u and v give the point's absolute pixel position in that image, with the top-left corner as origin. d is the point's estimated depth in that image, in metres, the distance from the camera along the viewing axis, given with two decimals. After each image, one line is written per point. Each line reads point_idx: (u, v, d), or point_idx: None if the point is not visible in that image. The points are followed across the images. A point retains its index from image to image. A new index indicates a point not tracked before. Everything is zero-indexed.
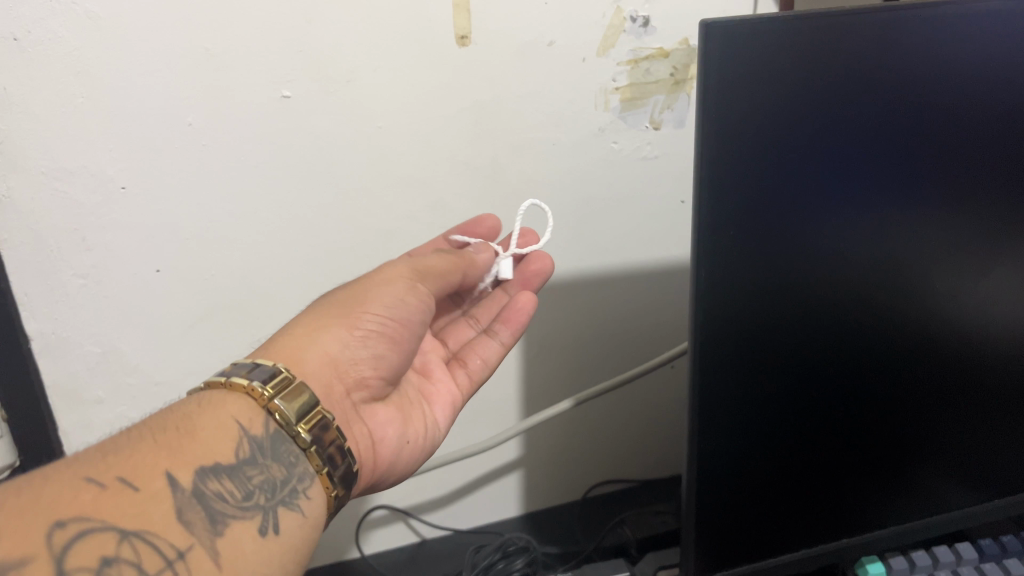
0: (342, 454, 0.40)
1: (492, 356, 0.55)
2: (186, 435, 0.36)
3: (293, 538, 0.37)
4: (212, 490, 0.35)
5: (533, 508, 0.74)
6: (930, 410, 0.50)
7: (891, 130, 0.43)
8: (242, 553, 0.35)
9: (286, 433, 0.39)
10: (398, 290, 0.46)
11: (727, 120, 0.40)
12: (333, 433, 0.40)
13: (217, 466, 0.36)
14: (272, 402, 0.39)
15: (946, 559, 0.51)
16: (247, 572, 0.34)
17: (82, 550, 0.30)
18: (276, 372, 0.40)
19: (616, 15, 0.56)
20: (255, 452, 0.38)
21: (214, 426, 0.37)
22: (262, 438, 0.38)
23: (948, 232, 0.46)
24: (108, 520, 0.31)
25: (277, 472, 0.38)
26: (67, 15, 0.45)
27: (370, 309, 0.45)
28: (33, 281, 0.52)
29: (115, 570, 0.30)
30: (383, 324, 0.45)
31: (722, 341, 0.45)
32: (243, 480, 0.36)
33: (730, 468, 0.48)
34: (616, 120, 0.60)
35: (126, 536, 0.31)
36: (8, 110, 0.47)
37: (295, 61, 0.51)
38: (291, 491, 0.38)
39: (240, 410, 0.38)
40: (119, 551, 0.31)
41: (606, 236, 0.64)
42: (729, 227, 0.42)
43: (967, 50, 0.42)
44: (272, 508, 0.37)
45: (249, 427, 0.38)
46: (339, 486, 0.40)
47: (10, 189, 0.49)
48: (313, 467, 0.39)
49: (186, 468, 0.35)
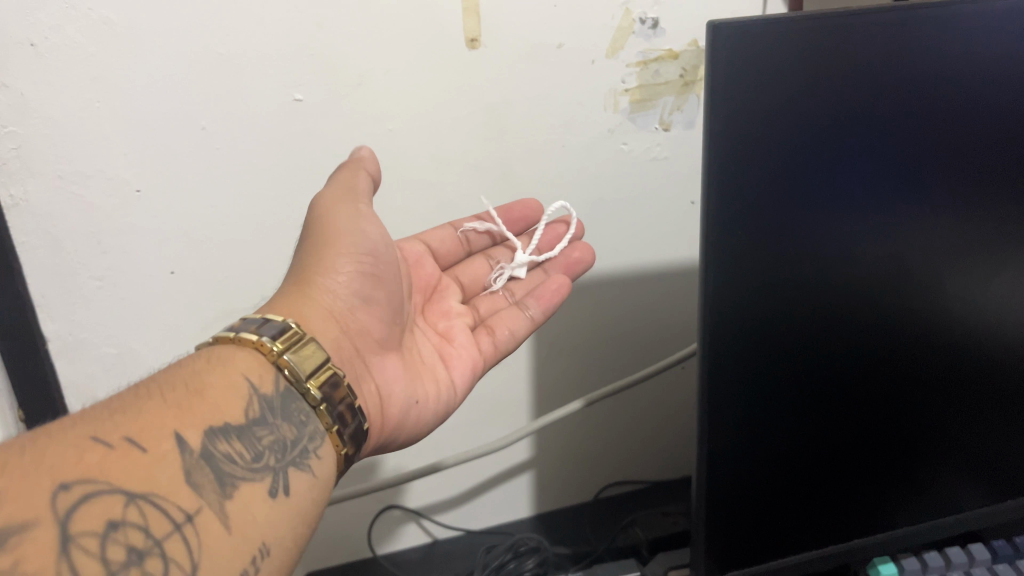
0: (351, 412, 0.41)
1: (520, 329, 0.55)
2: (195, 395, 0.36)
3: (303, 499, 0.37)
4: (222, 450, 0.35)
5: (544, 509, 0.74)
6: (946, 408, 0.50)
7: (902, 131, 0.43)
8: (253, 513, 0.34)
9: (297, 390, 0.40)
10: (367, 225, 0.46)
11: (737, 120, 0.40)
12: (343, 390, 0.41)
13: (226, 426, 0.36)
14: (281, 358, 0.40)
15: (959, 561, 0.50)
16: (260, 533, 0.34)
17: (88, 513, 0.29)
18: (286, 329, 0.41)
19: (624, 16, 0.56)
20: (264, 412, 0.38)
21: (224, 385, 0.38)
22: (273, 395, 0.39)
23: (960, 233, 0.46)
24: (114, 483, 0.30)
25: (286, 433, 0.38)
26: (83, 20, 0.46)
27: (346, 245, 0.45)
28: (51, 283, 0.53)
29: (122, 534, 0.29)
30: (364, 260, 0.46)
31: (733, 340, 0.45)
32: (252, 441, 0.37)
33: (742, 465, 0.48)
34: (625, 121, 0.60)
35: (133, 498, 0.30)
36: (25, 115, 0.47)
37: (307, 65, 0.51)
38: (301, 452, 0.38)
39: (251, 367, 0.39)
40: (126, 514, 0.30)
41: (616, 236, 0.64)
42: (739, 224, 0.42)
43: (979, 51, 0.42)
44: (282, 470, 0.37)
45: (259, 385, 0.39)
46: (348, 443, 0.41)
47: (27, 192, 0.49)
48: (322, 425, 0.40)
49: (195, 428, 0.35)
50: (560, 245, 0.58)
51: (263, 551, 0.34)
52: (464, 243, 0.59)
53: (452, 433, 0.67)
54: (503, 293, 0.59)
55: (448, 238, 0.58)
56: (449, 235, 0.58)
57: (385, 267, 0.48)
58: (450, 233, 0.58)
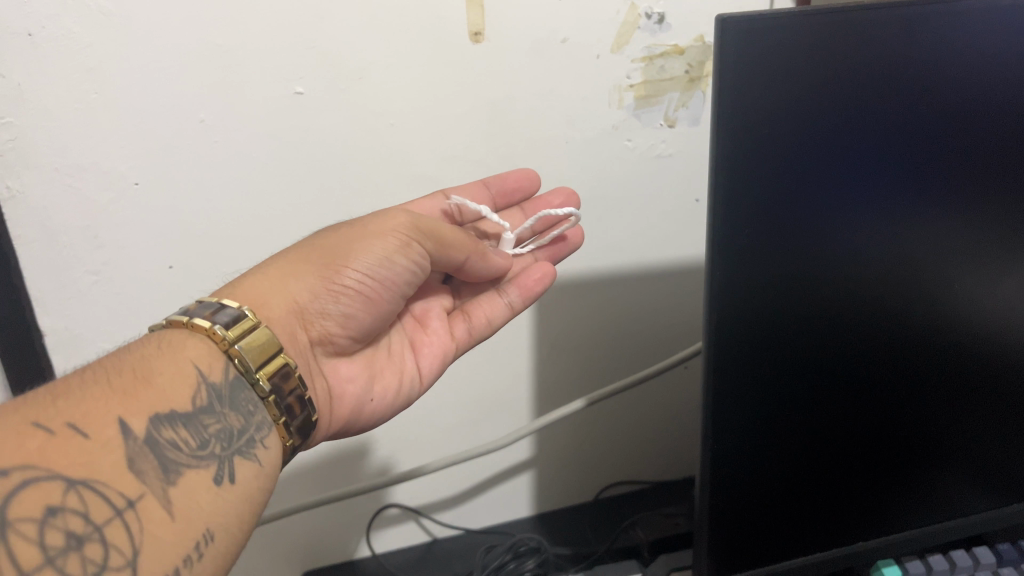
0: (301, 404, 0.41)
1: (498, 318, 0.54)
2: (142, 381, 0.36)
3: (248, 486, 0.37)
4: (167, 438, 0.34)
5: (545, 508, 0.74)
6: (953, 411, 0.49)
7: (913, 129, 0.42)
8: (197, 500, 0.34)
9: (247, 381, 0.39)
10: (384, 254, 0.45)
11: (745, 117, 0.39)
12: (293, 382, 0.41)
13: (172, 414, 0.35)
14: (233, 348, 0.39)
15: (963, 564, 0.50)
16: (203, 519, 0.34)
17: (27, 498, 0.29)
18: (239, 317, 0.40)
19: (630, 11, 0.55)
20: (212, 400, 0.37)
21: (172, 372, 0.37)
22: (221, 385, 0.38)
23: (971, 234, 0.45)
24: (55, 468, 0.30)
25: (234, 422, 0.38)
26: (80, 11, 0.45)
27: (353, 269, 0.44)
28: (46, 277, 0.52)
29: (61, 521, 0.29)
30: (365, 284, 0.45)
31: (738, 339, 0.44)
32: (199, 429, 0.36)
33: (744, 466, 0.47)
34: (629, 118, 0.59)
35: (74, 485, 0.30)
36: (22, 106, 0.47)
37: (308, 56, 0.50)
38: (249, 440, 0.38)
39: (200, 354, 0.38)
40: (66, 501, 0.30)
41: (619, 234, 0.64)
42: (745, 222, 0.41)
43: (992, 47, 0.42)
44: (229, 458, 0.37)
45: (208, 373, 0.38)
46: (295, 436, 0.41)
47: (23, 184, 0.49)
48: (271, 416, 0.40)
49: (140, 415, 0.34)
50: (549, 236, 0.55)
51: (206, 537, 0.34)
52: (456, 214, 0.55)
53: (452, 430, 0.67)
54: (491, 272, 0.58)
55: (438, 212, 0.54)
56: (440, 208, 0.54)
57: (381, 294, 0.46)
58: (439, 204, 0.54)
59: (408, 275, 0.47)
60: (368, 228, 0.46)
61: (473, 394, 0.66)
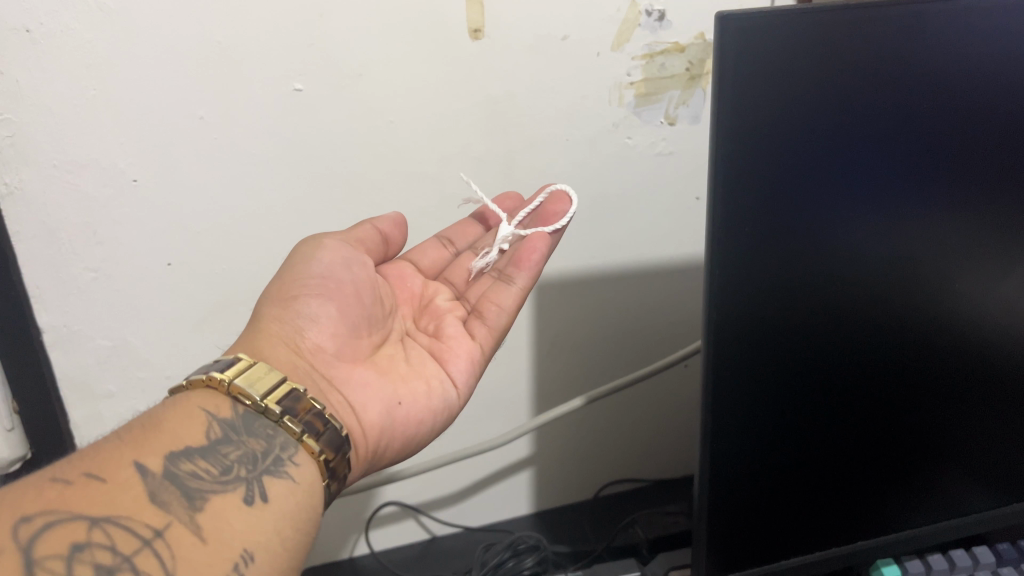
0: (322, 420, 0.40)
1: (508, 301, 0.50)
2: (152, 428, 0.36)
3: (284, 504, 0.36)
4: (186, 470, 0.35)
5: (544, 506, 0.74)
6: (953, 409, 0.49)
7: (913, 126, 0.42)
8: (229, 523, 0.34)
9: (257, 412, 0.39)
10: (325, 249, 0.46)
11: (745, 116, 0.39)
12: (307, 402, 0.40)
13: (188, 449, 0.36)
14: (233, 386, 0.39)
15: (963, 563, 0.51)
16: (238, 541, 0.34)
17: (52, 540, 0.29)
18: (234, 361, 0.41)
19: (630, 9, 0.55)
20: (227, 432, 0.38)
21: (181, 416, 0.37)
22: (233, 418, 0.38)
23: (971, 230, 0.45)
24: (75, 511, 0.31)
25: (255, 445, 0.38)
26: (78, 7, 0.45)
27: (298, 275, 0.45)
28: (45, 274, 0.52)
29: (87, 555, 0.29)
30: (315, 284, 0.45)
31: (737, 338, 0.44)
32: (219, 458, 0.36)
33: (745, 465, 0.47)
34: (630, 115, 0.59)
35: (97, 522, 0.31)
36: (19, 100, 0.46)
37: (307, 54, 0.50)
38: (275, 459, 0.38)
39: (206, 401, 0.39)
40: (91, 537, 0.30)
41: (619, 232, 0.63)
42: (745, 221, 0.41)
43: (995, 45, 0.41)
44: (256, 479, 0.36)
45: (217, 411, 0.38)
46: (327, 449, 0.39)
47: (21, 180, 0.49)
48: (294, 436, 0.39)
49: (155, 454, 0.35)
50: (536, 201, 0.53)
51: (245, 557, 0.33)
52: (448, 243, 0.56)
53: (452, 427, 0.67)
54: (488, 272, 0.53)
55: (428, 248, 0.56)
56: (431, 244, 0.56)
57: (351, 293, 0.47)
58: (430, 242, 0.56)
59: (353, 265, 0.47)
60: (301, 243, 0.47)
61: (473, 392, 0.66)
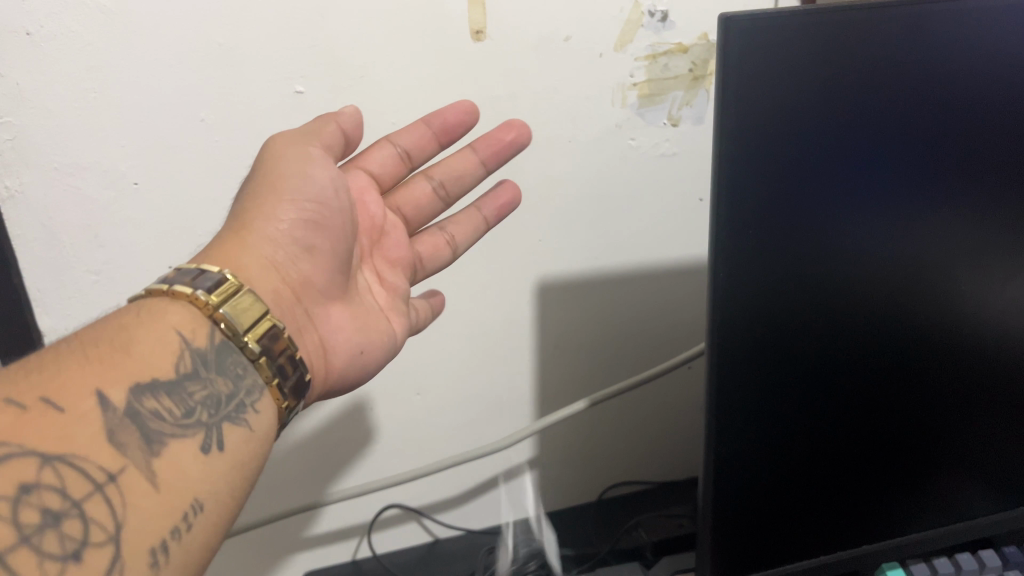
0: (292, 364, 0.40)
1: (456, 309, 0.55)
2: (122, 351, 0.35)
3: (240, 452, 0.36)
4: (149, 408, 0.34)
5: (547, 509, 0.74)
6: (956, 413, 0.49)
7: (919, 129, 0.42)
8: (183, 470, 0.34)
9: (234, 343, 0.38)
10: (319, 166, 0.44)
11: (749, 117, 0.39)
12: (283, 343, 0.40)
13: (154, 383, 0.35)
14: (216, 312, 0.38)
15: (969, 567, 0.50)
16: (190, 490, 0.34)
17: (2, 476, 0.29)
18: (221, 281, 0.39)
19: (633, 9, 0.55)
20: (197, 365, 0.37)
21: (154, 341, 0.36)
22: (206, 350, 0.37)
23: (976, 234, 0.45)
24: (28, 445, 0.30)
25: (222, 386, 0.37)
26: (80, 9, 0.45)
27: (288, 191, 0.43)
28: (46, 277, 0.52)
29: (35, 498, 0.29)
30: (308, 209, 0.43)
31: (742, 341, 0.44)
32: (183, 397, 0.36)
33: (749, 468, 0.47)
34: (633, 116, 0.59)
35: (49, 462, 0.30)
36: (22, 104, 0.46)
37: (309, 55, 0.50)
38: (238, 405, 0.37)
39: (183, 322, 0.37)
40: (40, 477, 0.30)
41: (624, 233, 0.63)
42: (750, 224, 0.41)
43: (1001, 45, 0.41)
44: (216, 425, 0.36)
45: (192, 338, 0.37)
46: (290, 396, 0.40)
47: (22, 183, 0.49)
48: (262, 378, 0.39)
49: (119, 385, 0.34)
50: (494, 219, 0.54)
51: (195, 507, 0.34)
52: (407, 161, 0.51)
53: (454, 431, 0.67)
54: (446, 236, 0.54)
55: (389, 158, 0.51)
56: (391, 158, 0.51)
57: (340, 224, 0.46)
58: (388, 154, 0.50)
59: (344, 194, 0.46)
60: (290, 152, 0.43)
61: (475, 394, 0.66)
